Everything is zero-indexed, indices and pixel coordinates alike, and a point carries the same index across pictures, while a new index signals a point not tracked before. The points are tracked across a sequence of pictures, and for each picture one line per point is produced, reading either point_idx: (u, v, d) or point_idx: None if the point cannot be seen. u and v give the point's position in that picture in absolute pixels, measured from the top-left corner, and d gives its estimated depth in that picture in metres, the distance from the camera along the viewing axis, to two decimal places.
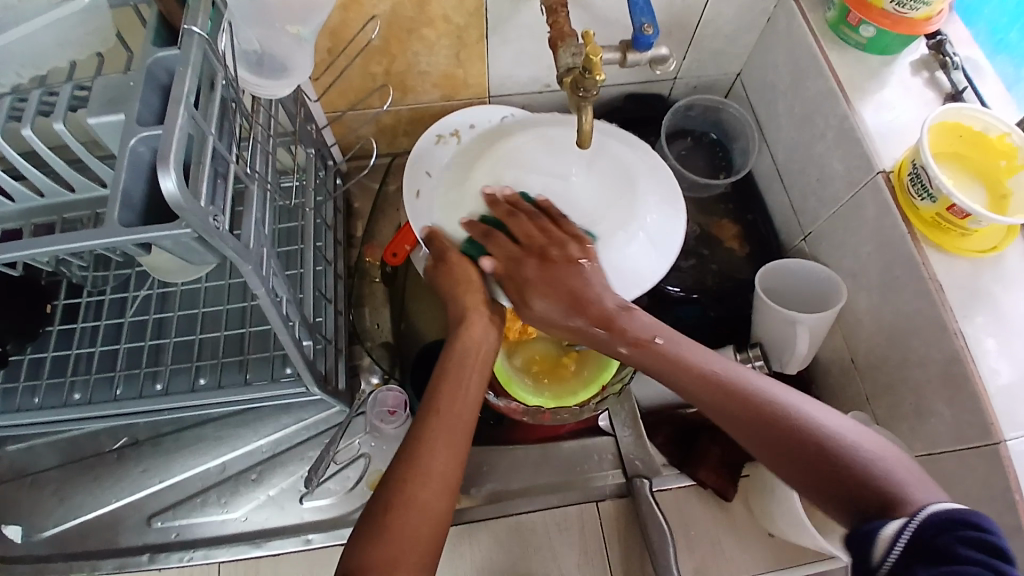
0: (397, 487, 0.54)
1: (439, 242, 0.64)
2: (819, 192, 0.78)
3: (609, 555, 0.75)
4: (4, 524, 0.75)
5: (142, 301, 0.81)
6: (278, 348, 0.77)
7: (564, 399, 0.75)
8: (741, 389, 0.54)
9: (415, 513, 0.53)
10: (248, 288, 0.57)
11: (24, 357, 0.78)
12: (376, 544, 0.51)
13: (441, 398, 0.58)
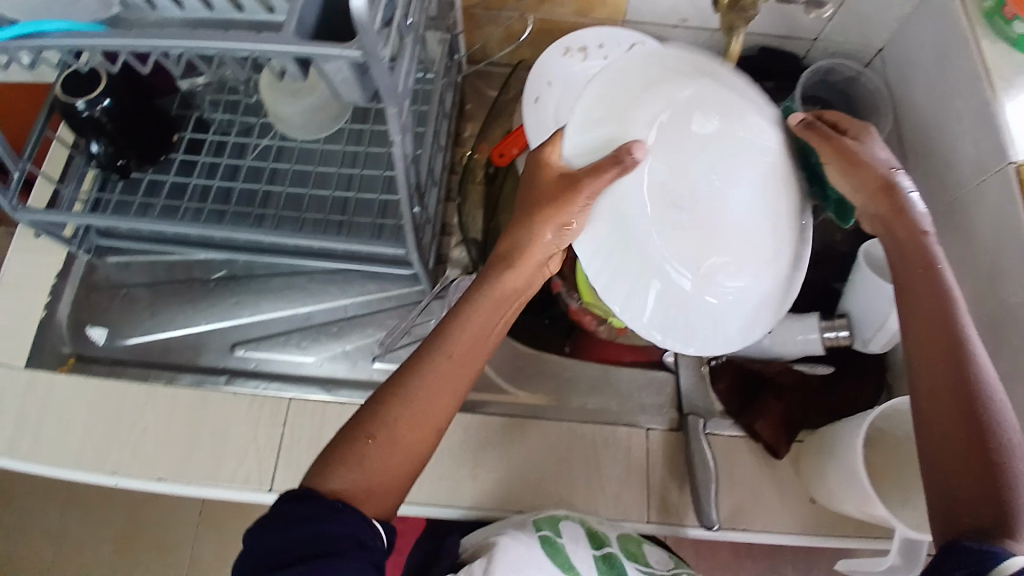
0: (389, 419, 0.54)
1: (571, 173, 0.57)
2: (946, 177, 0.77)
3: (651, 478, 0.76)
4: (91, 325, 0.80)
5: (262, 150, 0.85)
6: (378, 218, 0.81)
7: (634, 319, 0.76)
8: (965, 343, 0.52)
9: (399, 450, 0.54)
10: (387, 132, 0.60)
11: (146, 176, 0.83)
12: (352, 471, 0.52)
13: (458, 340, 0.57)
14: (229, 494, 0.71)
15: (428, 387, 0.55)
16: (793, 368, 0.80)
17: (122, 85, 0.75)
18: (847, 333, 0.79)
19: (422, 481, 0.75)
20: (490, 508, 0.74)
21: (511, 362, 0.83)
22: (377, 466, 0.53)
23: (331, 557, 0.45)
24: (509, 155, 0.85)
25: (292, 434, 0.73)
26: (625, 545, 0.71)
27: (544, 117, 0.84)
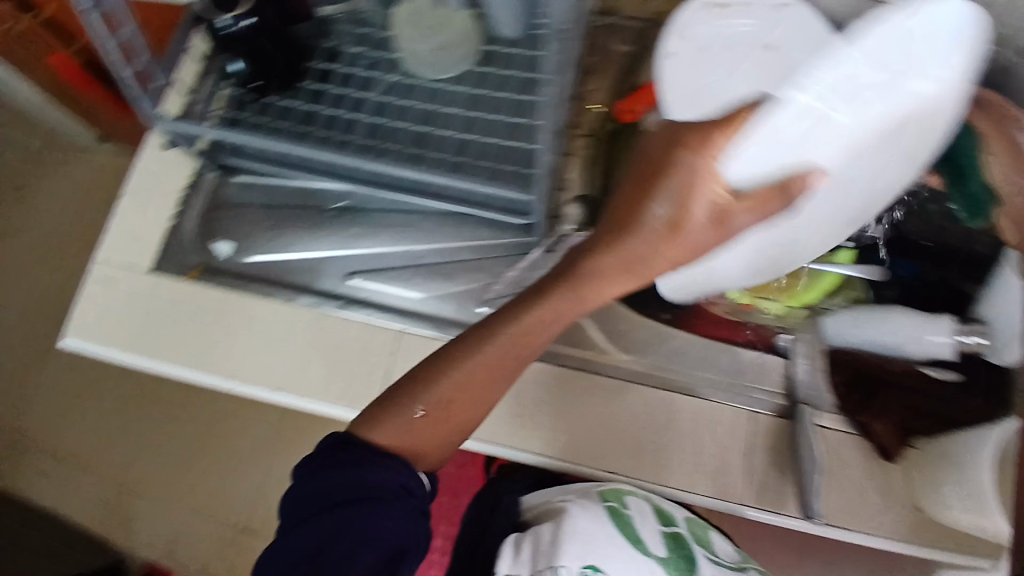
0: (438, 397, 0.61)
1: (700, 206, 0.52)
2: None
3: (751, 464, 0.73)
4: (217, 239, 0.83)
5: (387, 86, 0.83)
6: (501, 164, 0.77)
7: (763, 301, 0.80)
8: None
9: (445, 424, 0.62)
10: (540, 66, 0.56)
11: (276, 101, 0.82)
12: (400, 430, 0.61)
13: (518, 337, 0.61)
14: (337, 413, 0.77)
15: (477, 375, 0.61)
16: (916, 369, 0.74)
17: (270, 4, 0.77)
18: (978, 339, 0.72)
19: (518, 428, 0.75)
20: (585, 465, 0.73)
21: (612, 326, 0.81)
22: (424, 434, 0.62)
23: (374, 499, 0.56)
24: (636, 113, 0.82)
25: (402, 366, 0.77)
26: (691, 530, 0.82)
27: (678, 77, 0.76)
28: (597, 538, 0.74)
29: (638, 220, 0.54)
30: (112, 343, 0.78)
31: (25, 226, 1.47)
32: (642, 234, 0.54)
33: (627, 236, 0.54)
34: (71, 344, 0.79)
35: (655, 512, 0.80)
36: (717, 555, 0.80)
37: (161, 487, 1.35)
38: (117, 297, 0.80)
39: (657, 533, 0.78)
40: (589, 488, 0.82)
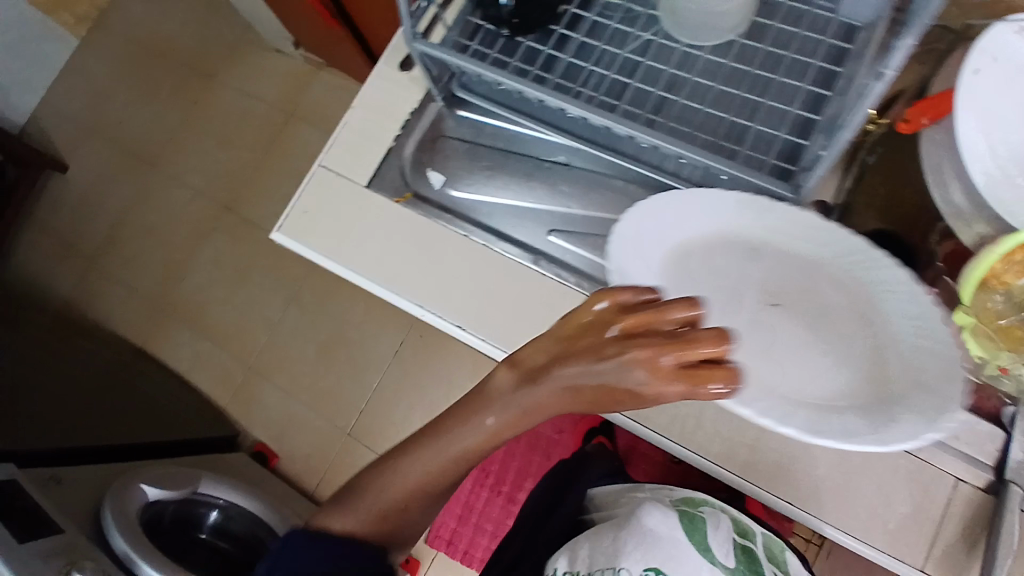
0: (378, 509, 0.64)
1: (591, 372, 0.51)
2: None
3: (934, 530, 0.69)
4: (430, 168, 0.83)
5: (642, 45, 0.75)
6: (755, 153, 0.69)
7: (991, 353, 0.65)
8: None
9: (399, 513, 0.65)
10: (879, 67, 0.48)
11: (525, 43, 0.76)
12: (350, 527, 0.64)
13: (443, 439, 0.61)
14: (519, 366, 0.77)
15: (415, 475, 0.63)
16: None
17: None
18: None
19: (697, 428, 0.73)
20: (759, 484, 0.72)
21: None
22: (377, 527, 0.65)
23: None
24: (917, 125, 0.70)
25: None
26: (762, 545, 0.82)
27: (984, 98, 0.66)
28: (665, 537, 0.74)
29: (548, 395, 0.53)
30: (319, 248, 0.80)
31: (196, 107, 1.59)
32: (551, 399, 0.54)
33: (528, 393, 0.55)
34: (281, 239, 0.82)
35: (730, 519, 0.82)
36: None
37: (283, 376, 1.45)
38: (328, 204, 0.82)
39: (731, 536, 0.79)
40: (660, 493, 0.86)
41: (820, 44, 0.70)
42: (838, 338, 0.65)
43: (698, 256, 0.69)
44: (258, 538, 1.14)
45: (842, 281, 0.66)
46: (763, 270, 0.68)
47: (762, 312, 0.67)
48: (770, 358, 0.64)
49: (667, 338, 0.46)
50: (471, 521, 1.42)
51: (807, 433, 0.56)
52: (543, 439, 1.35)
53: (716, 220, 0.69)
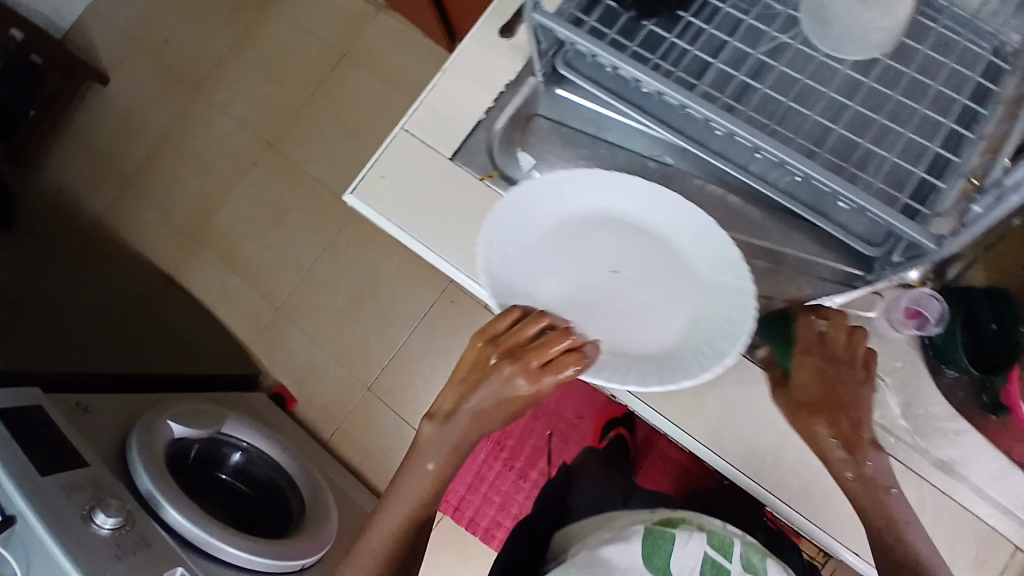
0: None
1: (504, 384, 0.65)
2: None
3: None
4: (520, 149, 0.77)
5: (776, 47, 0.69)
6: (886, 184, 0.64)
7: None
8: None
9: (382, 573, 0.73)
10: None
11: (647, 26, 0.69)
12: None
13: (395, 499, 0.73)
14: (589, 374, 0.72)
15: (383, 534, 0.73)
16: None
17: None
18: None
19: (775, 467, 0.68)
20: (835, 534, 0.67)
21: (912, 402, 0.69)
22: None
23: None
24: None
25: None
26: (742, 555, 0.80)
27: None
28: (618, 567, 0.75)
29: (482, 409, 0.67)
30: (392, 218, 0.76)
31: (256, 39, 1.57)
32: (484, 410, 0.68)
33: (467, 409, 0.68)
34: (352, 202, 0.77)
35: (705, 531, 0.81)
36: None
37: (309, 322, 1.44)
38: (407, 171, 0.77)
39: (700, 552, 0.79)
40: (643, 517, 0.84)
41: (967, 80, 0.65)
42: (673, 299, 0.66)
43: (563, 235, 0.69)
44: (277, 485, 1.14)
45: (670, 242, 0.68)
46: (606, 238, 0.69)
47: (603, 279, 0.67)
48: (616, 319, 0.65)
49: (534, 345, 0.63)
50: (480, 491, 1.41)
51: (631, 382, 0.61)
52: (562, 421, 1.41)
53: (569, 200, 0.70)
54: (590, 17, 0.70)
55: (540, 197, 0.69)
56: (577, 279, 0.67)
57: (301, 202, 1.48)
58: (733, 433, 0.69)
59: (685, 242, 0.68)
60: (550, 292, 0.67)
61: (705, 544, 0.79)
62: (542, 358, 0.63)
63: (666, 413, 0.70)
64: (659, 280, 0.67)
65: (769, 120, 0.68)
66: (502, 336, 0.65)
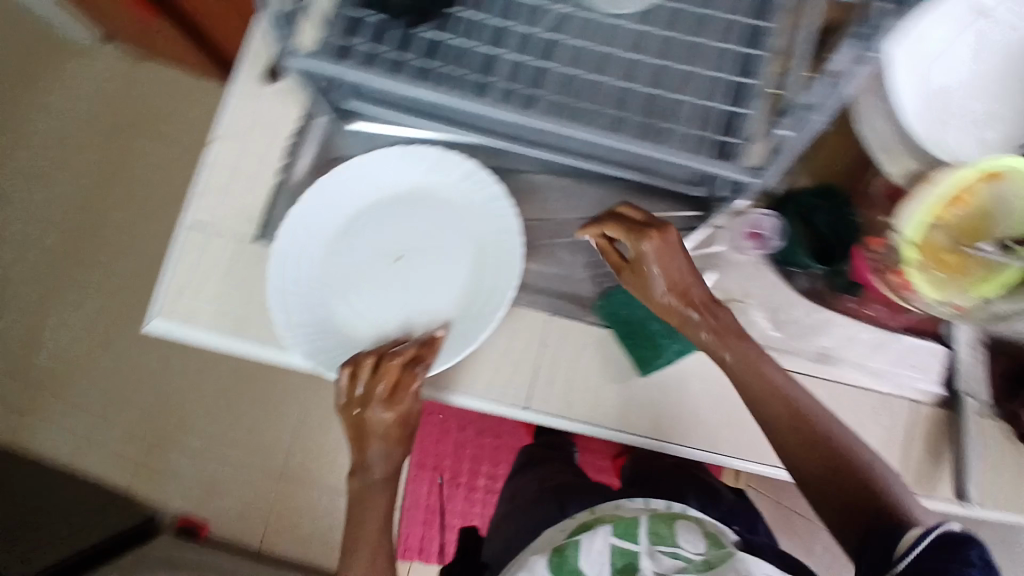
0: None
1: (382, 415, 0.67)
2: None
3: (911, 454, 0.72)
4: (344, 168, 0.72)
5: (556, 18, 0.67)
6: (694, 129, 0.65)
7: (936, 291, 0.65)
8: None
9: None
10: None
11: (422, 34, 0.64)
12: None
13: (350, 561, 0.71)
14: (482, 406, 0.71)
15: None
16: None
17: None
18: None
19: (683, 423, 0.71)
20: (753, 455, 0.71)
21: (776, 311, 0.73)
22: None
23: None
24: None
25: (551, 355, 0.71)
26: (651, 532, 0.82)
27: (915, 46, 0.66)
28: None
29: (384, 448, 0.69)
30: (212, 327, 0.66)
31: (16, 147, 1.38)
32: (385, 448, 0.69)
33: (375, 455, 0.69)
34: (158, 327, 0.66)
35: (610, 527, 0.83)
36: (678, 552, 0.78)
37: (187, 435, 1.29)
38: (211, 268, 0.67)
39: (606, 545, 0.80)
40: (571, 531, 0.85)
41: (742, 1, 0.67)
42: (452, 248, 0.71)
43: (341, 249, 0.69)
44: None
45: (429, 193, 0.72)
46: (375, 229, 0.71)
47: (399, 265, 0.70)
48: (429, 298, 0.69)
49: (377, 379, 0.65)
50: (438, 522, 1.37)
51: (465, 344, 0.66)
52: (489, 421, 1.38)
53: (328, 214, 0.69)
54: (357, 39, 0.63)
55: (288, 241, 0.67)
56: (375, 283, 0.70)
57: (130, 313, 1.32)
58: (637, 409, 0.71)
59: (441, 187, 0.72)
60: (363, 321, 0.68)
61: (612, 536, 0.81)
62: (391, 381, 0.65)
63: (571, 415, 0.70)
64: (433, 235, 0.71)
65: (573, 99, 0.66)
66: (351, 391, 0.66)
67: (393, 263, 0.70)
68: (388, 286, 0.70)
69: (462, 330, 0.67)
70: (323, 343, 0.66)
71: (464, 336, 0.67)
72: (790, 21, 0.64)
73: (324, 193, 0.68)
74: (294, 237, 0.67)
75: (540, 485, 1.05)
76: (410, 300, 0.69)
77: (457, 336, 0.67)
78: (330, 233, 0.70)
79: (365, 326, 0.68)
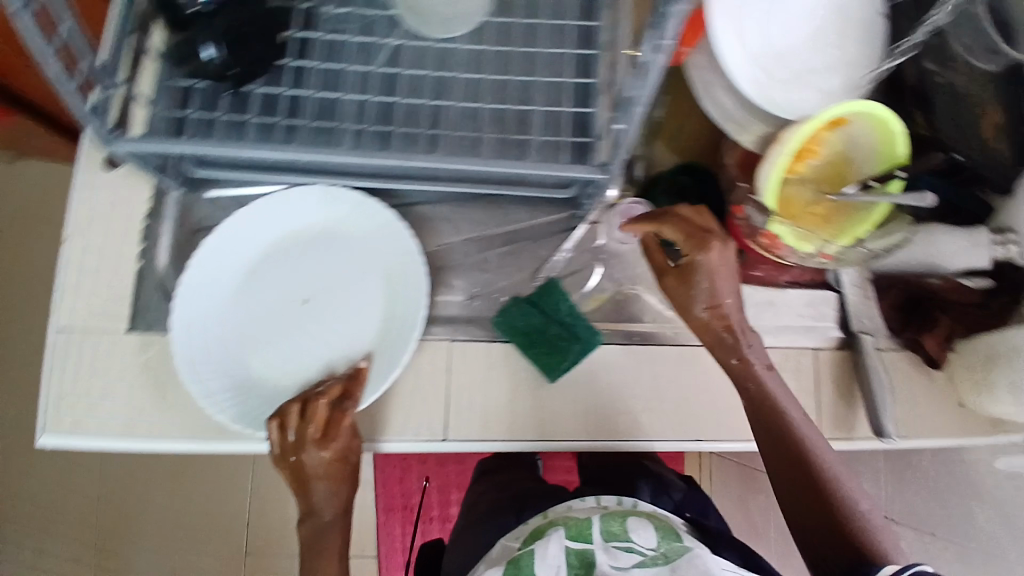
0: None
1: (320, 457, 0.64)
2: None
3: (822, 398, 0.75)
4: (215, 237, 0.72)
5: (391, 53, 0.68)
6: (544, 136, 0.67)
7: (806, 245, 0.70)
8: None
9: None
10: (665, 33, 0.46)
11: (256, 90, 0.64)
12: None
13: None
14: (401, 447, 0.69)
15: None
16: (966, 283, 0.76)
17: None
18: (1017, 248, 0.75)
19: (601, 417, 0.72)
20: (679, 436, 0.72)
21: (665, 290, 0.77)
22: None
23: None
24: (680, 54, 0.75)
25: (459, 381, 0.71)
26: (604, 530, 0.85)
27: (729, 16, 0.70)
28: None
29: (328, 489, 0.66)
30: (104, 431, 0.67)
31: None
32: (330, 489, 0.67)
33: (321, 496, 0.66)
34: (51, 441, 0.67)
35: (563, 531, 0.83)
36: (632, 544, 0.81)
37: (141, 530, 1.25)
38: (95, 372, 0.68)
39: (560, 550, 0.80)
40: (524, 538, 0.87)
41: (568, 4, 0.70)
42: (357, 280, 0.71)
43: (246, 306, 0.69)
44: None
45: (321, 230, 0.71)
46: (277, 276, 0.70)
47: (308, 307, 0.70)
48: (341, 335, 0.70)
49: (308, 423, 0.63)
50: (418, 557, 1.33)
51: (388, 372, 0.67)
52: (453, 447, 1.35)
53: (227, 271, 0.69)
54: (190, 108, 0.64)
55: (191, 306, 0.66)
56: (284, 334, 0.70)
57: None
58: (554, 414, 0.72)
59: (332, 223, 0.71)
60: (279, 371, 0.69)
61: (566, 539, 0.82)
62: (322, 420, 0.64)
63: (491, 435, 0.70)
64: (334, 271, 0.71)
65: (425, 131, 0.67)
66: (284, 438, 0.64)
67: (300, 306, 0.70)
68: (298, 333, 0.70)
69: (383, 356, 0.68)
70: (244, 403, 0.66)
71: (387, 360, 0.67)
72: (612, 17, 0.67)
73: (219, 250, 0.68)
74: (196, 301, 0.66)
75: (498, 495, 1.06)
76: (326, 339, 0.70)
77: (381, 362, 0.68)
78: (233, 289, 0.69)
79: (282, 378, 0.69)
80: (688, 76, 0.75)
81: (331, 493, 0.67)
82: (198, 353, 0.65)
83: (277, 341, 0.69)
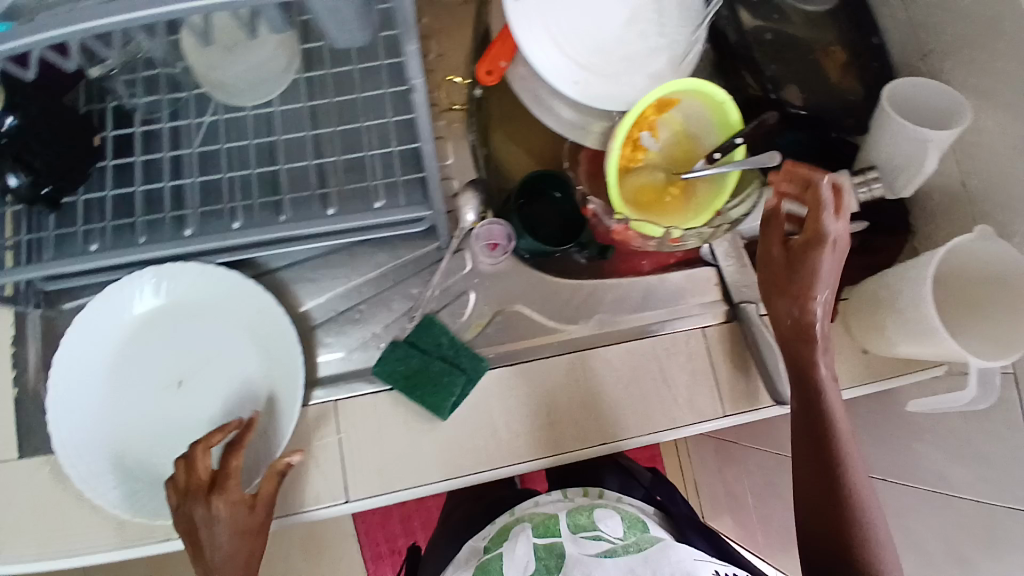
0: None
1: (210, 503, 0.62)
2: (947, 17, 0.71)
3: (718, 375, 0.74)
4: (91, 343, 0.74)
5: (210, 130, 0.69)
6: (375, 180, 0.69)
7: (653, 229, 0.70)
8: None
9: None
10: (404, 70, 0.47)
11: (77, 199, 0.67)
12: None
13: None
14: (303, 518, 0.69)
15: None
16: None
17: (33, 92, 0.61)
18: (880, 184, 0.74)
19: (498, 441, 0.71)
20: (584, 441, 0.72)
21: (542, 300, 0.77)
22: None
23: None
24: (497, 70, 0.74)
25: (349, 440, 0.70)
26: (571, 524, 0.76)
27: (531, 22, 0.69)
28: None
29: (228, 543, 0.62)
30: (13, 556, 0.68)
31: None
32: (231, 542, 0.62)
33: (221, 552, 0.62)
34: None
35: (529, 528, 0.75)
36: (601, 532, 0.72)
37: None
38: None
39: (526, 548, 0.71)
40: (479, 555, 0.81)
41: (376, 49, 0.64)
42: (229, 349, 0.72)
43: (122, 400, 0.69)
44: None
45: (182, 308, 0.72)
46: (148, 361, 0.71)
47: (185, 383, 0.71)
48: (222, 407, 0.71)
49: (192, 477, 0.62)
50: None
51: (286, 422, 0.68)
52: None
53: (98, 363, 0.69)
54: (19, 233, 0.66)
55: (66, 402, 0.66)
56: (166, 419, 0.70)
57: None
58: (451, 451, 0.71)
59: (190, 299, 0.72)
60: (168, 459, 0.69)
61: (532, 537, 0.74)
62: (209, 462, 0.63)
63: (389, 487, 0.69)
64: (204, 344, 0.72)
65: (262, 200, 0.69)
66: (177, 492, 0.63)
67: (174, 385, 0.71)
68: (181, 411, 0.70)
69: (272, 411, 0.69)
70: (138, 494, 0.67)
71: (278, 406, 0.69)
72: None
73: (86, 342, 0.68)
74: (70, 398, 0.67)
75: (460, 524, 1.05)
76: (211, 412, 0.71)
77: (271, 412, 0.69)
78: (105, 383, 0.69)
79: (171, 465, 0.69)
80: (514, 89, 0.76)
81: (233, 549, 0.62)
82: (81, 450, 0.66)
83: (161, 427, 0.70)
